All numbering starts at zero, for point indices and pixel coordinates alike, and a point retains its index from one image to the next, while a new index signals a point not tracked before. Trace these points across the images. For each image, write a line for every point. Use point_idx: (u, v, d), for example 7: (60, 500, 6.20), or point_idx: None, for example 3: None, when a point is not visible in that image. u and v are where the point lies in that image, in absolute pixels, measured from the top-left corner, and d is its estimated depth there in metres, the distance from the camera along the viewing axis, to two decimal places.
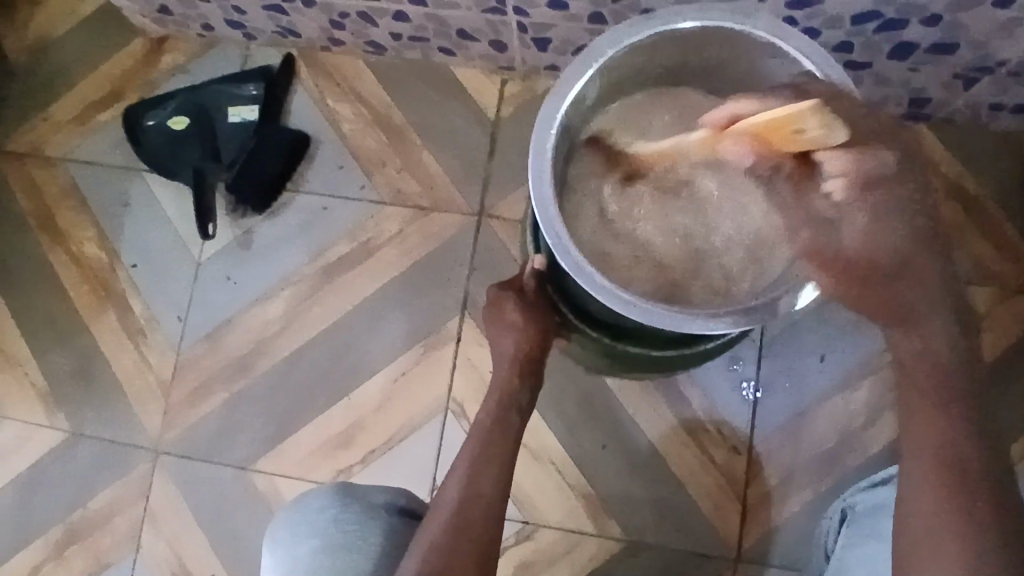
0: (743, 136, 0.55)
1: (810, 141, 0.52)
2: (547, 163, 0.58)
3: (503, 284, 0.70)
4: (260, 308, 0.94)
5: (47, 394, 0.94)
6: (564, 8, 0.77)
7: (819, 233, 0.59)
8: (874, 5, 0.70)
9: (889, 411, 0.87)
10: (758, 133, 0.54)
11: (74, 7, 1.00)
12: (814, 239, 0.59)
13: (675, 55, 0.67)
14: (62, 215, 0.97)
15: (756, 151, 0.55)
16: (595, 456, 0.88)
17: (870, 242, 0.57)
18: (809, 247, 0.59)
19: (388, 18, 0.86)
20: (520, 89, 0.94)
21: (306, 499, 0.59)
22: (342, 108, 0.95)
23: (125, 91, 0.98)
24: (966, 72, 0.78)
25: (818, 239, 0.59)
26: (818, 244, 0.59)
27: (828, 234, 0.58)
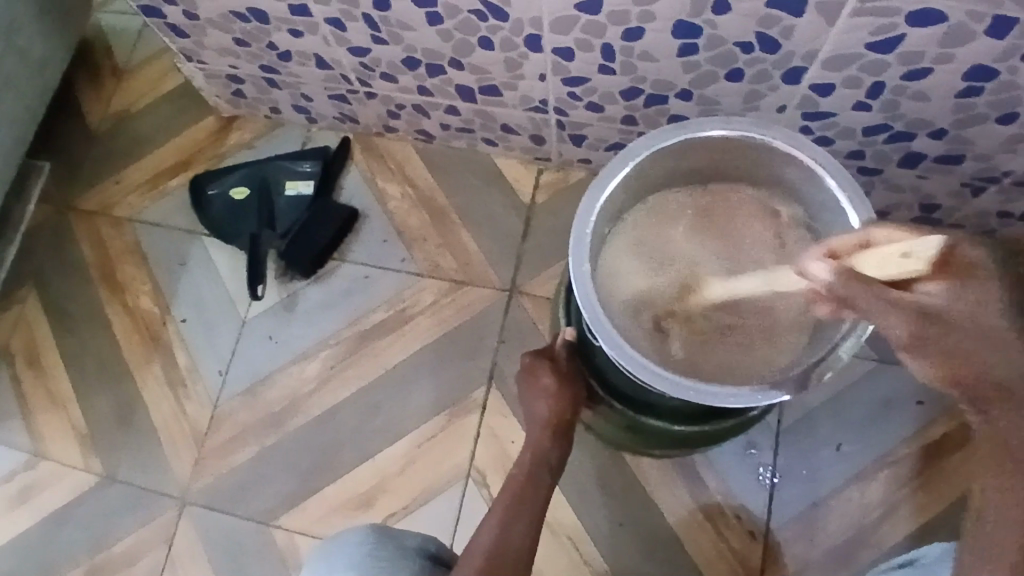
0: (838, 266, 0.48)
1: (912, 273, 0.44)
2: (587, 246, 0.64)
3: (537, 353, 0.75)
4: (297, 368, 0.99)
5: (86, 437, 0.98)
6: (600, 110, 0.86)
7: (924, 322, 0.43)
8: (883, 120, 0.77)
9: (904, 505, 0.88)
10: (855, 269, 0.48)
11: (157, 84, 1.12)
12: (917, 328, 0.43)
13: (702, 159, 0.73)
14: (123, 269, 1.04)
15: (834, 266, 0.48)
16: (611, 533, 0.89)
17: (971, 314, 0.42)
18: (912, 338, 0.44)
19: (441, 111, 0.95)
20: (555, 178, 1.02)
21: (344, 537, 0.65)
22: (391, 188, 1.04)
23: (193, 161, 1.08)
24: (974, 181, 0.84)
25: (924, 331, 0.43)
26: (938, 334, 0.43)
27: (933, 321, 0.43)
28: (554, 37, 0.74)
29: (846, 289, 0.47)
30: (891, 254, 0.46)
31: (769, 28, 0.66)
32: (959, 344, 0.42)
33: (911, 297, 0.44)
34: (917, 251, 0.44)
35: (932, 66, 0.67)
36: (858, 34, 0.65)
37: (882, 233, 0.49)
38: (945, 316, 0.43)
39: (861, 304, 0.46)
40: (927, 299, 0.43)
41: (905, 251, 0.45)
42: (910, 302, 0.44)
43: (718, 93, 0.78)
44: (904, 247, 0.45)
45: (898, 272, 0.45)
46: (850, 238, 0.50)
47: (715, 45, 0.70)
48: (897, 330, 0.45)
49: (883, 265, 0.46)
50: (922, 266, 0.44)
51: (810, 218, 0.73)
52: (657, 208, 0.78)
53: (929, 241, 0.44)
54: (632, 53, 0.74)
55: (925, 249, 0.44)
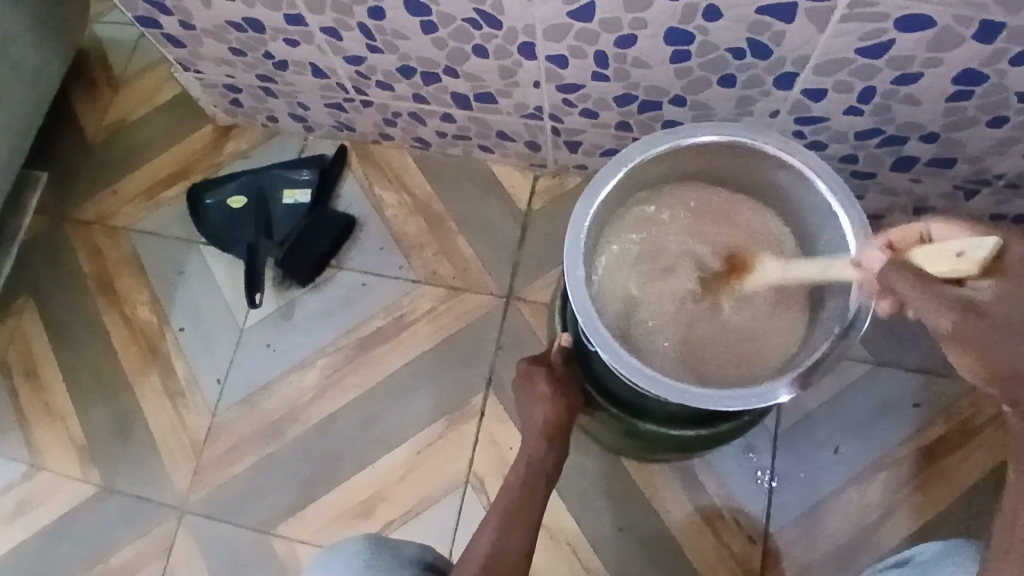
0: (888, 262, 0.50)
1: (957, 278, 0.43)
2: (581, 252, 0.64)
3: (534, 358, 0.76)
4: (295, 376, 0.99)
5: (85, 448, 0.98)
6: (595, 116, 0.86)
7: (970, 316, 0.40)
8: (875, 124, 0.77)
9: (903, 507, 0.88)
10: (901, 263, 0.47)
11: (153, 94, 1.12)
12: (960, 324, 0.40)
13: (696, 164, 0.74)
14: (121, 280, 1.05)
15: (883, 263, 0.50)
16: (610, 539, 0.89)
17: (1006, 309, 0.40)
18: (948, 330, 0.41)
19: (436, 119, 0.96)
20: (551, 185, 1.03)
21: (343, 546, 0.65)
22: (387, 195, 1.04)
23: (191, 171, 1.08)
24: (967, 184, 0.84)
25: (970, 326, 0.40)
26: (972, 326, 0.40)
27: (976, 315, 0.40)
28: (547, 45, 0.74)
29: (886, 285, 0.50)
30: (944, 252, 0.43)
31: (760, 34, 0.67)
32: (985, 332, 0.39)
33: (958, 292, 0.42)
34: (972, 252, 0.42)
35: (922, 70, 0.68)
36: (848, 39, 0.65)
37: (943, 229, 0.49)
38: (982, 308, 0.40)
39: (906, 295, 0.44)
40: (969, 294, 0.41)
41: (957, 251, 0.42)
42: (961, 300, 0.41)
43: (711, 99, 0.79)
44: (955, 247, 0.42)
45: (948, 272, 0.42)
46: (908, 232, 0.50)
47: (707, 51, 0.71)
48: (939, 325, 0.42)
49: (932, 263, 0.44)
50: (975, 267, 0.42)
51: (802, 223, 0.74)
52: (655, 220, 0.78)
53: (985, 242, 0.42)
54: (625, 60, 0.74)
55: (982, 250, 0.42)
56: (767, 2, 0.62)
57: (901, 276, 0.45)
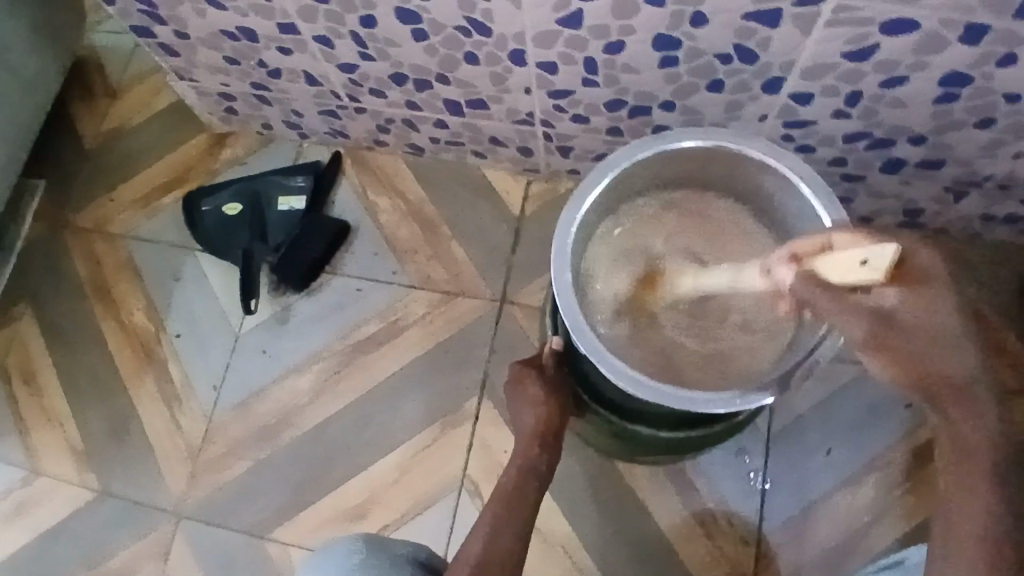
0: (803, 272, 0.54)
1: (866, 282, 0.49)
2: (568, 256, 0.65)
3: (525, 362, 0.76)
4: (291, 381, 0.99)
5: (81, 453, 0.99)
6: (585, 121, 0.87)
7: (880, 326, 0.50)
8: (863, 127, 0.78)
9: (896, 508, 0.88)
10: (813, 273, 0.53)
11: (149, 102, 1.13)
12: (873, 332, 0.51)
13: (683, 169, 0.75)
14: (117, 286, 1.05)
15: (798, 271, 0.55)
16: (604, 541, 0.90)
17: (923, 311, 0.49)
18: (869, 338, 0.51)
19: (429, 125, 0.97)
20: (544, 190, 1.04)
21: (335, 547, 0.66)
22: (381, 201, 1.05)
23: (186, 177, 1.09)
24: (956, 186, 0.85)
25: (881, 331, 0.50)
26: (891, 334, 0.50)
27: (886, 321, 0.50)
28: (537, 51, 0.75)
29: (806, 293, 0.54)
30: (850, 262, 0.49)
31: (746, 39, 0.68)
32: (907, 344, 0.50)
33: (866, 302, 0.50)
34: (874, 261, 0.48)
35: (908, 73, 0.69)
36: (834, 44, 0.66)
37: (841, 238, 0.54)
38: (897, 318, 0.49)
39: (825, 310, 0.52)
40: (878, 303, 0.50)
41: (862, 260, 0.48)
42: (870, 308, 0.50)
43: (700, 104, 0.79)
44: (862, 256, 0.48)
45: (854, 279, 0.49)
46: (812, 242, 0.56)
47: (695, 56, 0.71)
48: (858, 330, 0.51)
49: (840, 272, 0.50)
50: (879, 273, 0.48)
51: (789, 227, 0.75)
52: (644, 224, 0.79)
53: (883, 249, 0.47)
54: (615, 66, 0.75)
55: (881, 258, 0.47)
56: (753, 8, 0.63)
57: (815, 290, 0.53)
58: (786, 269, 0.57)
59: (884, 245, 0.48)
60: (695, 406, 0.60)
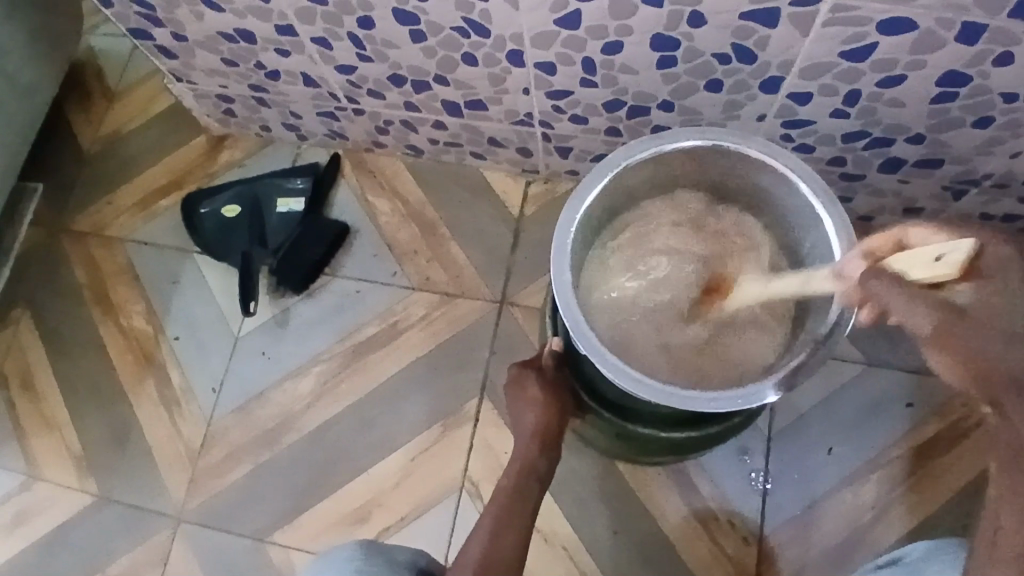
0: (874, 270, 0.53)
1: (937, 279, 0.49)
2: (567, 257, 0.65)
3: (525, 363, 0.76)
4: (291, 383, 0.99)
5: (81, 458, 0.98)
6: (584, 122, 0.87)
7: (951, 318, 0.46)
8: (862, 126, 0.78)
9: (897, 507, 0.88)
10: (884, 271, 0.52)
11: (148, 105, 1.13)
12: None
13: (681, 169, 0.75)
14: (116, 290, 1.05)
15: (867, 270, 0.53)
16: (606, 542, 0.90)
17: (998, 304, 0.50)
18: None
19: (428, 126, 0.96)
20: (543, 190, 1.04)
21: (336, 550, 0.65)
22: (380, 202, 1.05)
23: (185, 180, 1.09)
24: (955, 184, 0.85)
25: (949, 321, 0.45)
26: None
27: (960, 321, 0.51)
28: (535, 52, 0.75)
29: (874, 292, 0.52)
30: (922, 256, 0.49)
31: (744, 39, 0.68)
32: (978, 342, 0.50)
33: (941, 300, 0.51)
34: (949, 256, 0.48)
35: (905, 72, 0.69)
36: (831, 43, 0.66)
37: (916, 233, 0.54)
38: (969, 317, 0.51)
39: (894, 309, 0.52)
40: (953, 300, 0.50)
41: (937, 255, 0.49)
42: (944, 307, 0.50)
43: (698, 103, 0.79)
44: (937, 251, 0.49)
45: (930, 275, 0.49)
46: (884, 239, 0.56)
47: (693, 56, 0.71)
48: (924, 324, 0.46)
49: (914, 268, 0.50)
50: (953, 270, 0.48)
51: (788, 226, 0.75)
52: (642, 222, 0.79)
53: (959, 246, 0.48)
54: (612, 67, 0.75)
55: (957, 253, 0.48)
56: (750, 7, 0.63)
57: (882, 285, 0.49)
58: (855, 265, 0.55)
59: (962, 241, 0.48)
60: (695, 406, 0.59)
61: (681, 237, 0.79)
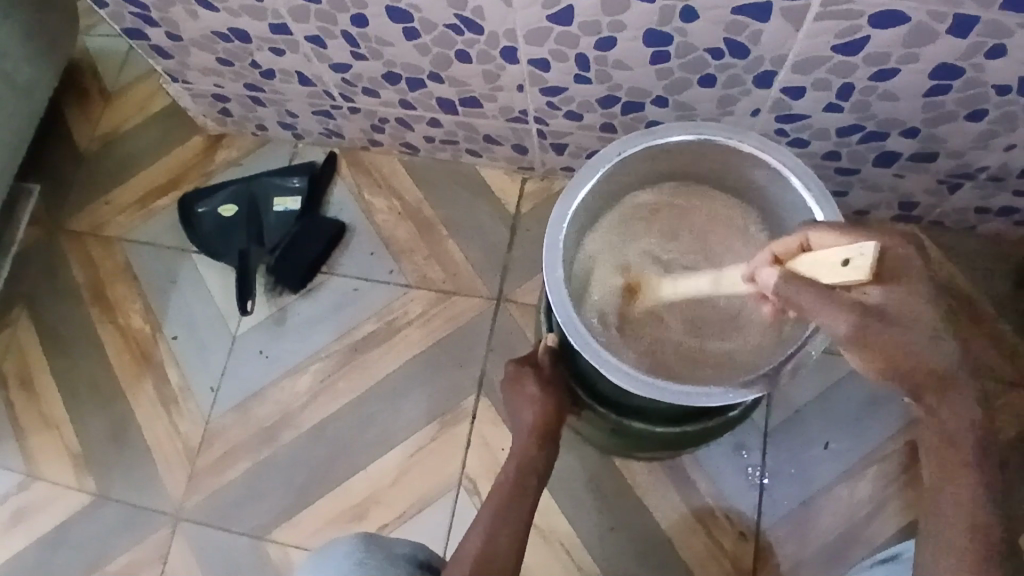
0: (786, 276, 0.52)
1: (845, 283, 0.49)
2: (561, 253, 0.65)
3: (520, 361, 0.76)
4: (289, 381, 0.99)
5: (80, 456, 0.99)
6: (579, 118, 0.87)
7: (868, 321, 0.48)
8: (856, 120, 0.78)
9: (894, 501, 0.88)
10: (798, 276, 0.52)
11: (145, 104, 1.13)
12: (858, 327, 0.48)
13: (673, 165, 0.75)
14: (114, 290, 1.05)
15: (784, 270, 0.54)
16: (604, 538, 0.90)
17: (892, 300, 0.48)
18: (853, 331, 0.48)
19: (424, 124, 0.97)
20: (540, 187, 1.04)
21: (333, 547, 0.66)
22: (377, 201, 1.05)
23: (182, 179, 1.09)
24: (950, 178, 0.85)
25: (865, 324, 0.48)
26: (872, 329, 0.48)
27: (874, 321, 0.48)
28: (529, 48, 0.75)
29: (785, 290, 0.52)
30: (831, 259, 0.49)
31: (737, 34, 0.68)
32: (888, 339, 0.48)
33: (846, 296, 0.49)
34: (857, 260, 0.48)
35: (899, 66, 0.69)
36: (824, 38, 0.66)
37: (816, 236, 0.54)
38: (880, 317, 0.48)
39: (809, 308, 0.50)
40: (862, 298, 0.49)
41: (843, 260, 0.49)
42: (855, 303, 0.48)
43: (693, 99, 0.79)
44: (843, 255, 0.49)
45: (840, 279, 0.49)
46: (791, 241, 0.56)
47: (686, 52, 0.72)
48: (841, 326, 0.49)
49: (822, 273, 0.50)
50: (863, 272, 0.47)
51: (781, 220, 0.75)
52: (634, 220, 0.80)
53: (863, 247, 0.48)
54: (607, 62, 0.75)
55: (862, 257, 0.48)
56: (743, 3, 0.63)
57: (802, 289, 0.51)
58: (769, 269, 0.56)
59: (865, 242, 0.48)
60: (692, 401, 0.60)
61: (670, 233, 0.80)
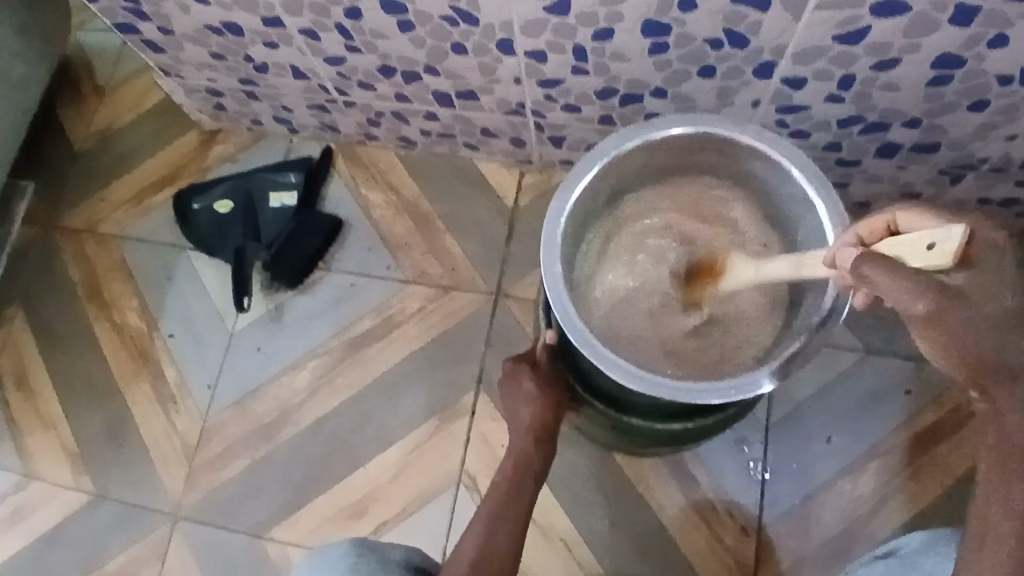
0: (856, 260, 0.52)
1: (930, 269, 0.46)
2: (558, 248, 0.64)
3: (519, 357, 0.76)
4: (286, 378, 0.99)
5: (77, 456, 0.98)
6: (577, 111, 0.86)
7: (944, 300, 0.43)
8: (857, 111, 0.77)
9: (896, 496, 0.88)
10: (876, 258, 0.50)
11: (140, 100, 1.12)
12: (935, 307, 0.43)
13: (671, 159, 0.74)
14: (109, 288, 1.04)
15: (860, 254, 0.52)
16: (604, 535, 0.89)
17: (971, 284, 0.44)
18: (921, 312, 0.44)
19: (420, 118, 0.95)
20: (539, 181, 1.03)
21: (329, 548, 0.65)
22: (374, 196, 1.04)
23: (178, 175, 1.08)
24: (952, 170, 0.84)
25: (941, 307, 0.43)
26: (941, 307, 0.44)
27: (951, 304, 0.43)
28: (525, 40, 0.74)
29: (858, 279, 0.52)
30: (918, 244, 0.47)
31: (736, 24, 0.67)
32: (960, 324, 0.43)
33: (913, 277, 0.45)
34: (943, 244, 0.45)
35: (900, 56, 0.67)
36: (824, 28, 0.65)
37: (907, 217, 0.51)
38: (950, 297, 0.44)
39: (878, 287, 0.46)
40: (939, 280, 0.44)
41: (930, 243, 0.46)
42: (928, 285, 0.44)
43: (692, 91, 0.78)
44: (931, 239, 0.46)
45: (924, 265, 0.46)
46: (878, 224, 0.53)
47: (685, 42, 0.70)
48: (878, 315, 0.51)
49: (910, 257, 0.47)
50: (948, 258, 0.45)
51: (782, 212, 0.74)
52: (632, 217, 0.79)
53: (953, 232, 0.45)
54: (604, 54, 0.74)
55: (949, 241, 0.45)
56: None
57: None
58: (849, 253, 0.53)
59: (952, 227, 0.45)
60: (690, 398, 0.59)
61: (670, 227, 0.79)
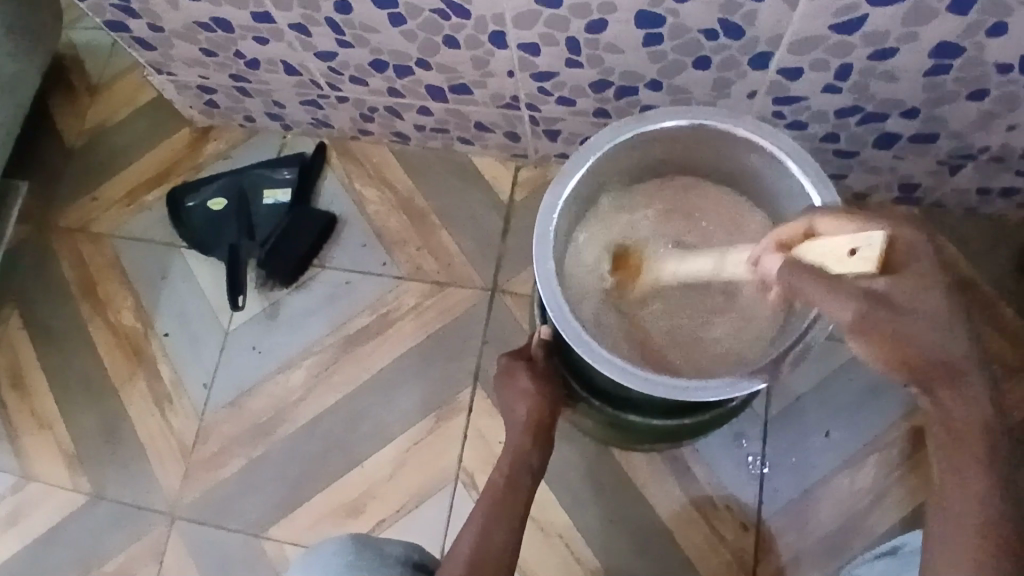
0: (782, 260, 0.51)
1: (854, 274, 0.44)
2: (552, 245, 0.63)
3: (515, 353, 0.75)
4: (282, 376, 0.98)
5: (74, 456, 0.98)
6: (572, 104, 0.85)
7: (872, 306, 0.42)
8: (855, 101, 0.76)
9: (895, 490, 0.87)
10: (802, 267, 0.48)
11: (133, 97, 1.11)
12: (867, 313, 0.42)
13: (667, 151, 0.73)
14: (104, 287, 1.04)
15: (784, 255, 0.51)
16: (603, 531, 0.89)
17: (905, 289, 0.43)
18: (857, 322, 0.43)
19: (414, 113, 0.95)
20: (534, 175, 1.02)
21: (324, 548, 0.65)
22: (368, 192, 1.03)
23: (171, 173, 1.07)
24: (951, 159, 0.83)
25: (873, 314, 0.42)
26: (882, 317, 0.43)
27: (886, 309, 0.42)
28: (518, 33, 0.73)
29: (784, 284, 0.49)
30: (838, 250, 0.46)
31: (731, 15, 0.66)
32: (901, 328, 0.42)
33: (852, 282, 0.44)
34: (865, 250, 0.44)
35: (898, 45, 0.66)
36: (821, 17, 0.64)
37: (825, 221, 0.51)
38: (886, 304, 0.43)
39: (812, 295, 0.45)
40: (869, 285, 0.43)
41: (851, 248, 0.45)
42: (862, 288, 0.43)
43: (688, 82, 0.77)
44: (852, 243, 0.45)
45: (843, 270, 0.45)
46: (794, 228, 0.52)
47: (680, 33, 0.69)
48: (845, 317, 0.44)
49: (830, 262, 0.46)
50: (870, 264, 0.44)
51: (777, 205, 0.73)
52: (626, 207, 0.78)
53: (872, 238, 0.45)
54: (598, 46, 0.73)
55: (871, 247, 0.44)
56: None
57: (799, 278, 0.47)
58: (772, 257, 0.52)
59: (873, 232, 0.45)
60: (686, 394, 0.58)
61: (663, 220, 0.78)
